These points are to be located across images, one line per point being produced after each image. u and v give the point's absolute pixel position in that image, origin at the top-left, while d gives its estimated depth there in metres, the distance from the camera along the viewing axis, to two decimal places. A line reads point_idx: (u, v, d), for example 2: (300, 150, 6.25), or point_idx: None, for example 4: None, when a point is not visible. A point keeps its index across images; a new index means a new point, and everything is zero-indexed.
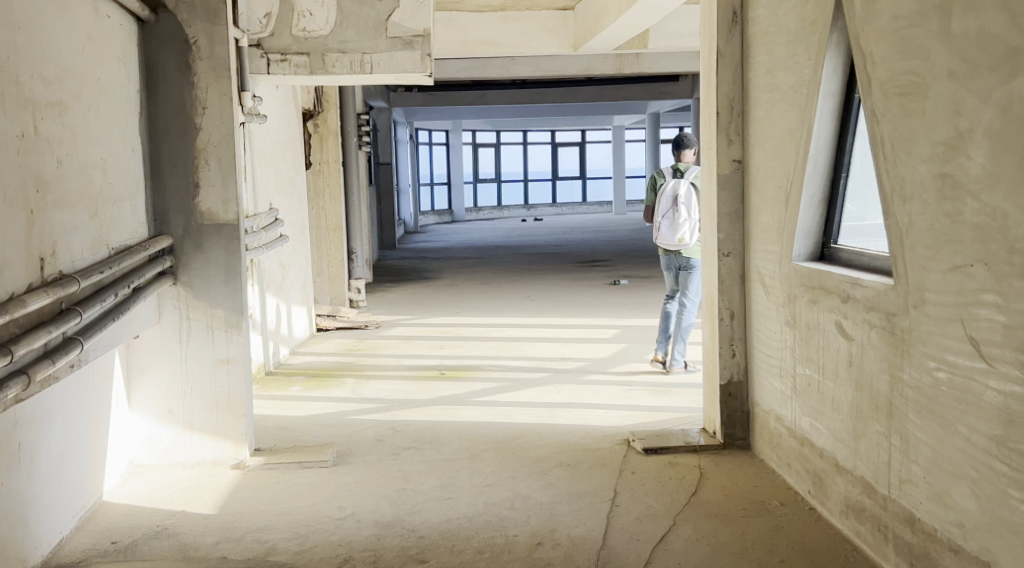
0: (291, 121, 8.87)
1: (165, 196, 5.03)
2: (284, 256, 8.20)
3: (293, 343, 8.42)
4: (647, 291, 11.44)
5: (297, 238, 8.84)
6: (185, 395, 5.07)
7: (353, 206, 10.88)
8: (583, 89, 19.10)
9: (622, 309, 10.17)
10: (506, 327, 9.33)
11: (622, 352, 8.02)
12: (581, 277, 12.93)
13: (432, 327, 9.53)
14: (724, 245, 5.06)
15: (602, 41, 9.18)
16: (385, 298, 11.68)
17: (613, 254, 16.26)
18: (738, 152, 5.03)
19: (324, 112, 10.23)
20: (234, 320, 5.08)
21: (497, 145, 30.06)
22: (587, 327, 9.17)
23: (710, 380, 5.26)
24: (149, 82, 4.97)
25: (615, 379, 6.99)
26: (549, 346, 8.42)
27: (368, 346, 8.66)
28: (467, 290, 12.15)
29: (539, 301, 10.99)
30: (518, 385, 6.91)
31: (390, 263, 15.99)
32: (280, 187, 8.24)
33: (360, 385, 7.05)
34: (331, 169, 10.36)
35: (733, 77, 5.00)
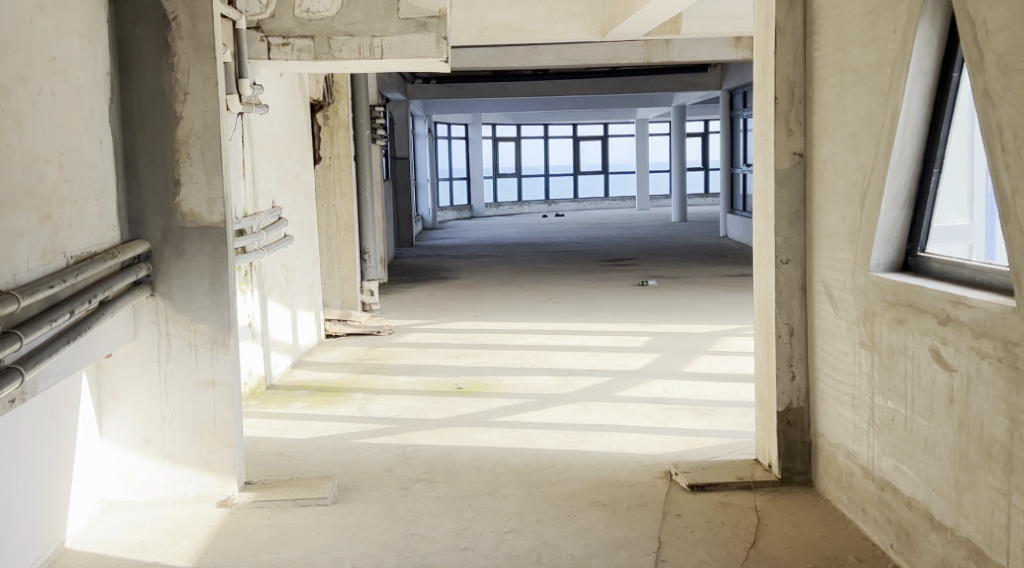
0: (298, 112, 8.24)
1: (141, 195, 4.40)
2: (288, 258, 7.58)
3: (299, 352, 7.79)
4: (678, 294, 10.76)
5: (303, 238, 8.22)
6: (165, 422, 4.43)
7: (366, 203, 10.24)
8: (606, 81, 18.41)
9: (652, 314, 9.49)
10: (528, 334, 8.67)
11: (656, 362, 7.35)
12: (607, 278, 12.25)
13: (449, 333, 8.88)
14: (783, 251, 4.40)
15: (632, 25, 8.49)
16: (400, 300, 11.04)
17: (638, 253, 15.57)
18: (800, 144, 4.36)
19: (334, 103, 9.54)
20: (221, 337, 4.45)
21: (517, 139, 29.39)
22: (616, 334, 8.49)
23: (765, 405, 4.61)
24: (123, 65, 4.34)
25: (650, 396, 6.32)
26: (575, 355, 7.75)
27: (379, 354, 8.02)
28: (486, 292, 11.49)
29: (564, 304, 10.33)
30: (542, 402, 6.25)
31: (406, 261, 15.35)
32: (284, 183, 7.61)
33: (368, 402, 6.42)
34: (341, 163, 9.73)
35: (794, 57, 4.33)
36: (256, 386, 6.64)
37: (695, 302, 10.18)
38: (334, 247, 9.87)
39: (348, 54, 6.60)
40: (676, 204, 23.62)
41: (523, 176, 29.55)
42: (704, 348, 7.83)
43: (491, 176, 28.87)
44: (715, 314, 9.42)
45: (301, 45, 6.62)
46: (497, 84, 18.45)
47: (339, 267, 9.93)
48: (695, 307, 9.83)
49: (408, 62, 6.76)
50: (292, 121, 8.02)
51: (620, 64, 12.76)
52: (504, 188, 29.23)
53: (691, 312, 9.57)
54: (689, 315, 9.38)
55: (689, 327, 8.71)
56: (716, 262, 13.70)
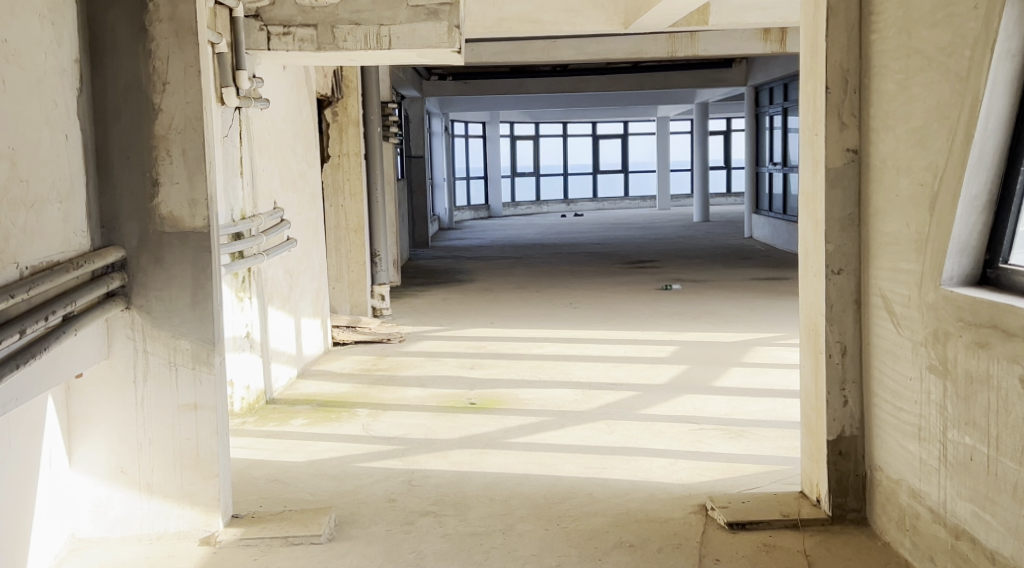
0: (303, 108, 7.79)
1: (115, 196, 3.94)
2: (291, 263, 7.12)
3: (303, 362, 7.32)
4: (704, 299, 10.25)
5: (308, 241, 7.76)
6: (141, 450, 3.98)
7: (377, 203, 9.76)
8: (627, 77, 17.91)
9: (677, 321, 8.98)
10: (547, 342, 8.19)
11: (683, 375, 6.84)
12: (629, 281, 11.75)
13: (463, 341, 8.41)
14: (834, 260, 3.90)
15: (657, 16, 8.00)
16: (412, 305, 10.56)
17: (660, 255, 15.05)
18: (854, 138, 3.86)
19: (344, 98, 9.18)
20: (204, 355, 3.99)
21: (535, 138, 28.91)
22: (640, 343, 7.99)
23: (812, 432, 4.11)
24: (93, 51, 3.88)
25: (678, 414, 5.82)
26: (597, 367, 7.25)
27: (388, 365, 7.53)
28: (503, 296, 11.01)
29: (584, 310, 9.83)
30: (562, 421, 5.77)
31: (421, 263, 14.89)
32: (286, 183, 7.15)
33: (374, 419, 5.94)
34: (350, 162, 9.24)
35: (849, 40, 3.83)
36: (254, 401, 6.18)
37: (722, 307, 9.67)
38: (342, 250, 9.40)
39: (353, 45, 6.14)
40: (699, 203, 23.08)
41: (541, 176, 29.07)
42: (735, 359, 7.32)
43: (509, 175, 28.39)
44: (744, 321, 8.90)
45: (303, 35, 6.18)
46: (515, 80, 17.97)
47: (348, 271, 9.46)
48: (723, 313, 9.32)
49: (418, 53, 6.28)
50: (297, 117, 7.56)
51: (642, 58, 12.25)
52: (521, 187, 28.75)
53: (718, 319, 9.06)
54: (717, 322, 8.87)
55: (717, 336, 8.19)
56: (742, 264, 13.17)
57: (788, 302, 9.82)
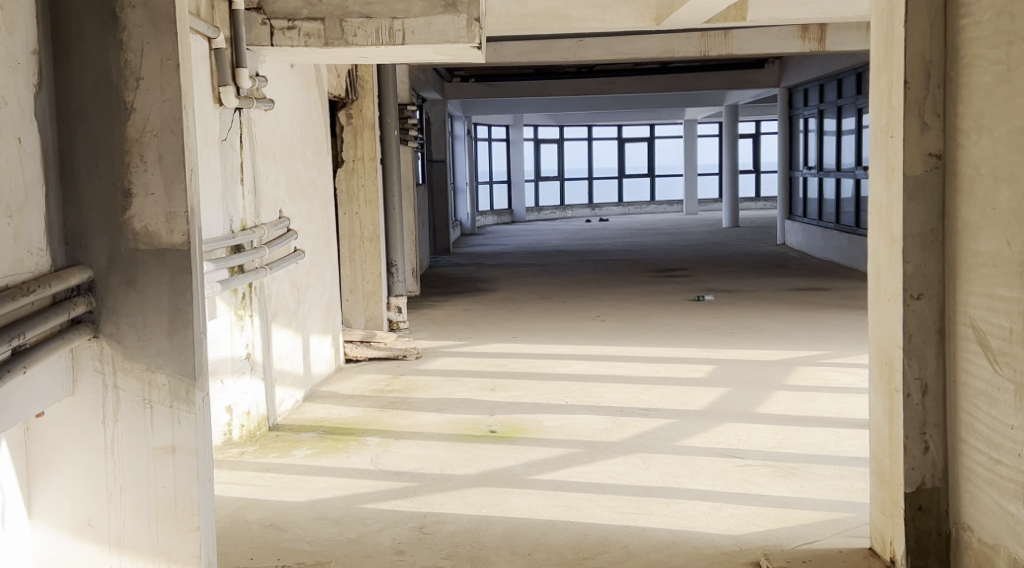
0: (314, 109, 7.28)
1: (81, 209, 3.45)
2: (299, 276, 6.62)
3: (312, 383, 6.82)
4: (739, 312, 9.68)
5: (318, 252, 7.26)
6: (111, 501, 3.48)
7: (393, 211, 9.22)
8: (656, 79, 17.35)
9: (713, 337, 8.42)
10: (574, 360, 7.65)
11: (723, 400, 6.28)
12: (658, 292, 11.19)
13: (484, 358, 7.89)
14: (913, 284, 3.35)
15: (693, 12, 7.45)
16: (431, 317, 10.04)
17: (690, 262, 14.48)
18: (938, 141, 3.31)
19: (359, 100, 8.62)
20: (183, 392, 3.46)
21: (559, 141, 28.36)
22: (673, 362, 7.44)
23: (885, 482, 3.55)
24: (56, 42, 3.39)
25: (721, 447, 5.25)
26: (628, 389, 6.69)
27: (404, 385, 7.01)
28: (527, 307, 10.48)
29: (612, 323, 9.29)
30: (592, 454, 5.22)
31: (442, 271, 14.37)
32: (293, 190, 6.64)
33: (385, 450, 5.42)
34: (365, 167, 8.73)
35: (932, 26, 3.28)
36: (255, 429, 5.69)
37: (760, 321, 9.10)
38: (357, 260, 8.91)
39: (363, 40, 5.64)
40: (728, 208, 22.48)
41: (565, 180, 28.43)
42: (778, 381, 6.76)
43: (533, 179, 27.68)
44: (784, 336, 8.33)
45: (309, 29, 5.69)
46: (539, 82, 17.43)
47: (363, 282, 8.98)
48: (761, 328, 8.75)
49: (435, 49, 5.77)
50: (305, 118, 7.05)
51: (673, 57, 11.69)
52: (546, 192, 28.07)
53: (756, 334, 8.49)
54: (756, 338, 8.30)
55: (758, 354, 7.62)
56: (777, 274, 12.59)
57: (829, 316, 9.24)
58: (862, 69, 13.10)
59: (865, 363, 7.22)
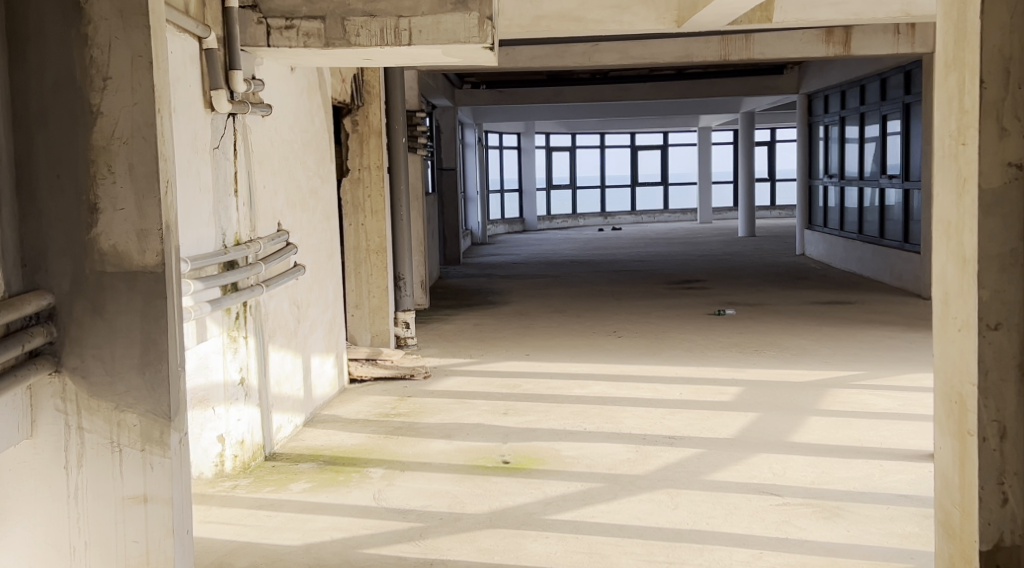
0: (316, 115, 6.87)
1: (41, 228, 3.07)
2: (298, 293, 6.21)
3: (312, 406, 6.39)
4: (763, 327, 9.24)
5: (321, 266, 6.85)
6: (75, 555, 3.11)
7: (401, 223, 8.78)
8: (671, 85, 16.95)
9: (737, 356, 7.99)
10: (591, 381, 7.22)
11: (754, 427, 5.84)
12: (677, 306, 10.76)
13: (496, 378, 7.47)
14: (990, 312, 2.94)
15: (718, 12, 7.02)
16: (440, 333, 9.62)
17: (708, 274, 14.03)
18: (1019, 149, 2.90)
19: (365, 106, 8.28)
20: (156, 433, 3.06)
21: (572, 149, 27.95)
22: (697, 383, 7.02)
23: (954, 536, 3.13)
24: (12, 40, 3.02)
25: (755, 482, 4.82)
26: (650, 414, 6.26)
27: (411, 408, 6.58)
28: (540, 322, 10.05)
29: (630, 340, 8.86)
30: (615, 489, 4.79)
31: (452, 283, 13.96)
32: (293, 201, 6.24)
33: (389, 484, 4.99)
34: (371, 176, 8.32)
35: (1011, 16, 2.87)
36: (249, 460, 5.27)
37: (786, 338, 8.67)
38: (363, 273, 8.47)
39: (367, 40, 5.24)
40: (744, 217, 22.05)
41: (577, 188, 28.00)
42: (811, 406, 6.32)
43: (544, 187, 27.23)
44: (812, 355, 7.89)
45: (308, 28, 5.28)
46: (552, 88, 17.03)
47: (368, 297, 8.53)
48: (787, 346, 8.31)
49: (444, 50, 5.38)
50: (307, 126, 6.65)
51: (692, 62, 11.28)
52: (557, 201, 27.64)
53: (783, 352, 8.05)
54: (783, 357, 7.87)
55: (787, 375, 7.19)
56: (799, 286, 12.16)
57: (858, 332, 8.80)
58: (886, 74, 12.68)
59: (902, 385, 6.78)
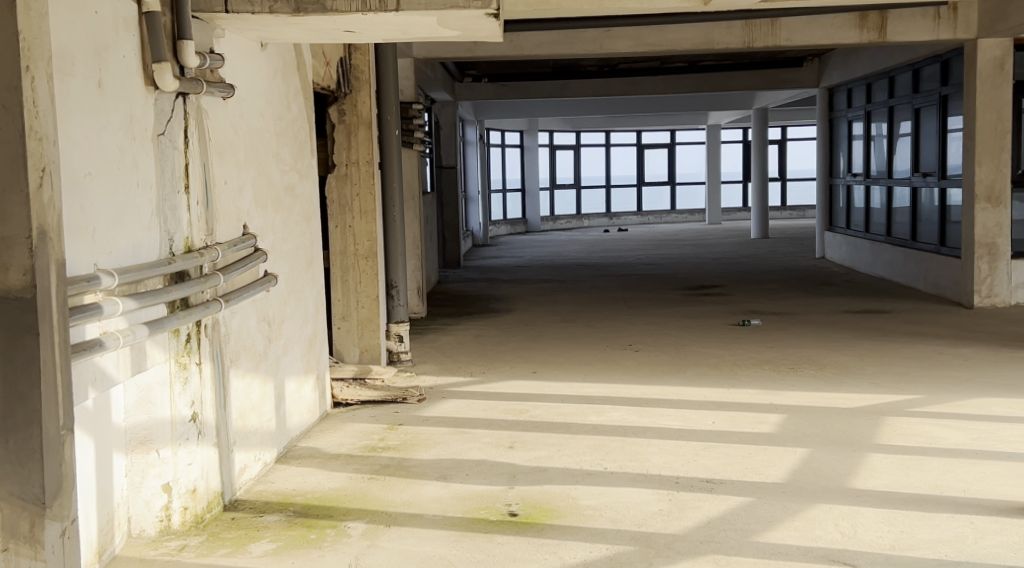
0: (295, 100, 5.98)
1: None
2: (269, 305, 5.30)
3: (287, 438, 5.47)
4: (794, 340, 8.36)
5: (299, 275, 5.95)
6: None
7: (394, 225, 7.87)
8: (684, 79, 16.07)
9: (772, 376, 7.09)
10: (608, 406, 6.33)
11: (806, 468, 4.95)
12: (698, 316, 9.86)
13: (501, 403, 6.56)
14: None
15: None
16: (437, 346, 8.70)
17: (725, 279, 13.12)
18: None
19: (353, 93, 7.40)
20: (27, 527, 2.80)
21: (576, 147, 27.05)
22: (730, 410, 6.14)
23: None
24: None
25: (820, 547, 3.92)
26: (681, 448, 5.37)
27: (402, 441, 5.66)
28: (548, 333, 9.13)
29: (649, 355, 7.95)
30: (648, 557, 3.88)
31: (451, 288, 13.07)
32: (263, 200, 5.33)
33: (370, 547, 4.08)
34: (360, 172, 7.43)
35: None
36: (203, 511, 4.37)
37: (824, 355, 7.76)
38: (350, 281, 7.54)
39: (346, 5, 4.37)
40: (757, 218, 21.20)
41: (582, 188, 27.10)
42: (868, 439, 5.42)
43: (548, 187, 26.28)
44: (858, 375, 6.99)
45: None
46: (558, 82, 16.09)
47: (357, 307, 7.61)
48: (826, 364, 7.41)
49: (439, 19, 4.52)
50: (283, 113, 5.75)
51: (713, 50, 10.38)
52: (561, 201, 26.71)
53: (823, 372, 7.15)
54: (824, 378, 6.97)
55: (833, 401, 6.29)
56: (826, 294, 11.27)
57: (902, 348, 7.92)
58: (919, 65, 11.82)
59: (970, 414, 5.88)
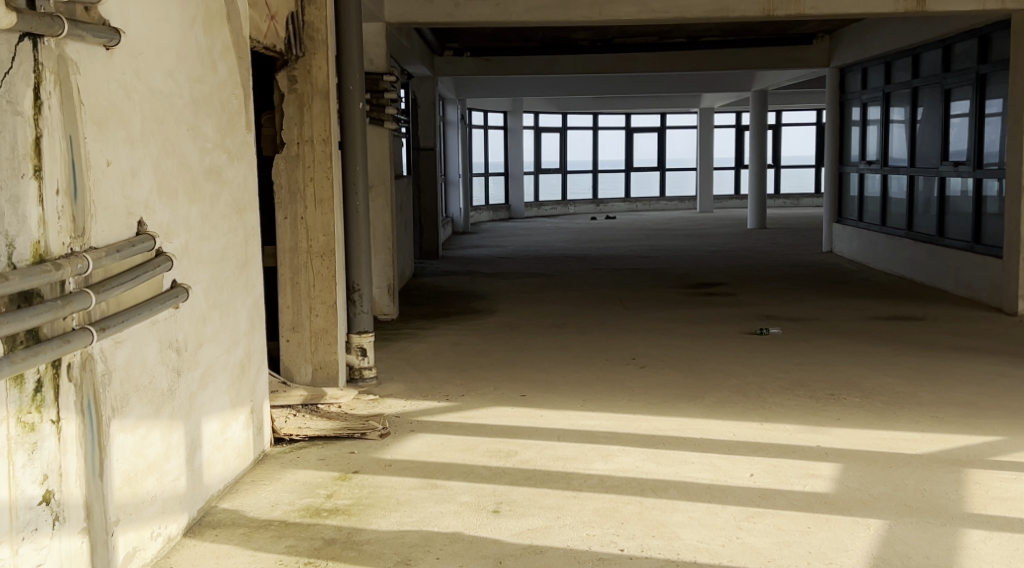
0: (224, 59, 4.68)
1: None
2: (177, 325, 4.02)
3: (202, 498, 4.20)
4: (826, 356, 7.14)
5: (228, 282, 4.66)
6: None
7: (356, 217, 6.56)
8: (684, 56, 14.77)
9: (810, 405, 5.86)
10: (618, 449, 5.08)
11: (889, 554, 3.72)
12: (708, 323, 8.61)
13: (482, 440, 5.29)
14: None
15: None
16: (407, 358, 7.42)
17: (730, 276, 11.89)
18: None
19: (307, 57, 6.10)
20: None
21: (562, 130, 25.75)
22: (771, 455, 4.90)
23: None
24: None
25: None
26: (718, 515, 4.13)
27: (355, 500, 4.39)
28: (538, 343, 7.87)
29: (658, 374, 6.70)
30: None
31: (427, 282, 11.77)
32: (171, 188, 4.04)
33: None
34: (314, 152, 6.15)
35: None
36: None
37: (865, 376, 6.54)
38: (301, 284, 6.25)
39: None
40: (755, 207, 20.01)
41: (568, 172, 25.84)
42: (957, 506, 4.20)
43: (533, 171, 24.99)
44: (914, 406, 5.77)
45: None
46: (548, 57, 14.72)
47: (310, 316, 6.29)
48: (872, 389, 6.19)
49: None
50: (204, 74, 4.45)
51: (726, 18, 9.05)
52: (547, 186, 25.43)
53: (871, 401, 5.92)
54: (875, 409, 5.74)
55: (896, 444, 5.06)
56: (847, 296, 10.05)
57: (954, 367, 6.71)
58: (952, 41, 10.60)
59: None
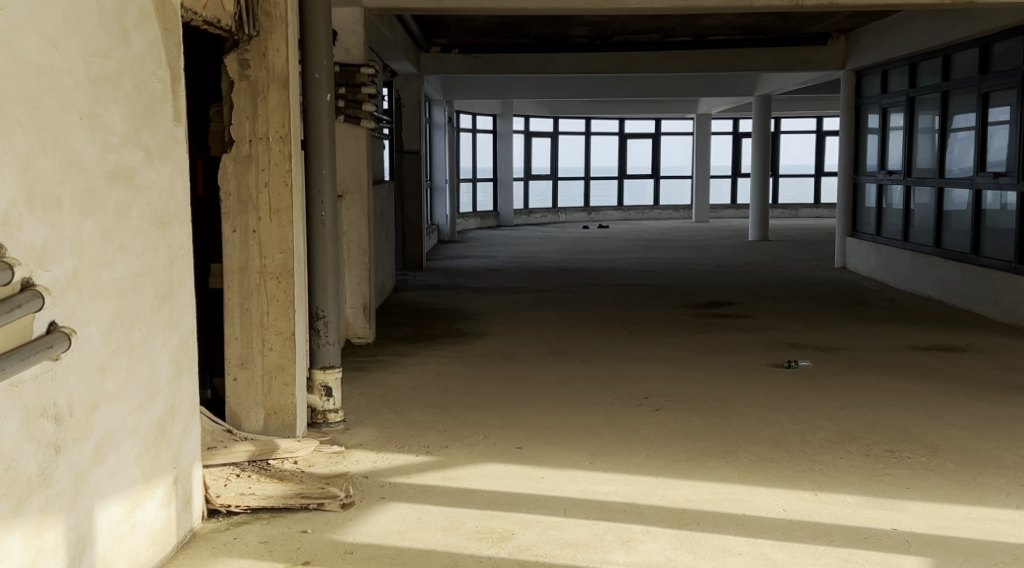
0: (142, 29, 3.60)
1: None
2: (54, 382, 2.95)
3: None
4: (871, 398, 6.11)
5: (143, 319, 3.59)
6: None
7: (321, 230, 5.47)
8: (689, 55, 13.70)
9: (870, 465, 4.82)
10: (640, 529, 4.02)
11: None
12: (728, 352, 7.55)
13: (470, 514, 4.22)
14: None
15: None
16: (382, 394, 6.34)
17: (740, 295, 10.85)
18: None
19: (263, 37, 5.03)
20: None
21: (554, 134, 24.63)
22: (838, 543, 3.86)
23: None
24: None
25: None
26: None
27: None
28: (533, 376, 6.80)
29: (679, 420, 5.64)
30: None
31: (408, 299, 10.67)
32: (51, 198, 2.98)
33: None
34: (269, 151, 5.07)
35: None
36: None
37: (926, 426, 5.50)
38: (252, 311, 5.17)
39: None
40: (757, 218, 19.01)
41: (559, 179, 24.77)
42: None
43: (522, 177, 23.87)
44: (996, 470, 4.73)
45: None
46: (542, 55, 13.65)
47: (262, 350, 5.21)
48: (939, 443, 5.15)
49: None
50: (110, 46, 3.36)
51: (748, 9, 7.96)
52: (537, 193, 24.36)
53: (942, 461, 4.88)
54: (950, 473, 4.69)
55: (991, 528, 4.01)
56: (876, 321, 9.02)
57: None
58: (988, 41, 9.63)
59: None
